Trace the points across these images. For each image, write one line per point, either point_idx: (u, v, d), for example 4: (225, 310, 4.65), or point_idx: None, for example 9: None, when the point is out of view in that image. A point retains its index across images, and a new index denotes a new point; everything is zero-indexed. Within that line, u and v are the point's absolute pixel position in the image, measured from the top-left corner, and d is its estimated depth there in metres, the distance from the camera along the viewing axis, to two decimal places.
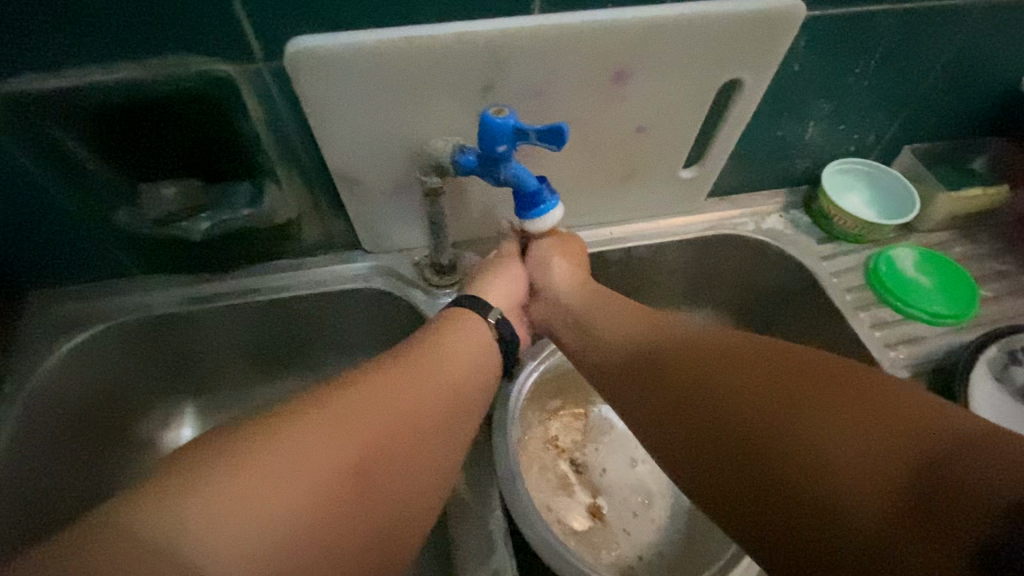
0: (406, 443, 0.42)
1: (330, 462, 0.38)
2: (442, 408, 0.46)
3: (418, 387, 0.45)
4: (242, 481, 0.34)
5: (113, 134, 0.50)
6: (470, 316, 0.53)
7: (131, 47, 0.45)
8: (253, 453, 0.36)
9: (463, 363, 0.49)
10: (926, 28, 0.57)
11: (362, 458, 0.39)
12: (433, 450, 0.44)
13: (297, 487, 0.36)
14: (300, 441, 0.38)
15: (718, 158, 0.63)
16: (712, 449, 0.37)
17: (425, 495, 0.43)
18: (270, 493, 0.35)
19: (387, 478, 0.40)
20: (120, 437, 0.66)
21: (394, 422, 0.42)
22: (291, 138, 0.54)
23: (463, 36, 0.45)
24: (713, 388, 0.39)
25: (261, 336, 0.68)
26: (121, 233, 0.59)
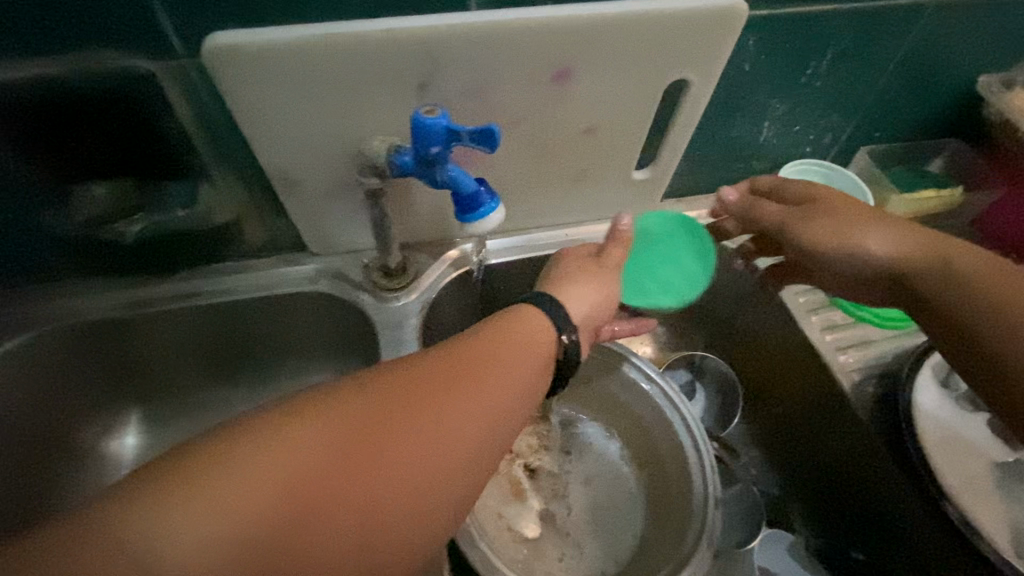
0: (428, 460, 0.35)
1: (330, 476, 0.32)
2: (486, 426, 0.38)
3: (460, 399, 0.38)
4: (222, 479, 0.29)
5: (32, 133, 0.48)
6: (533, 318, 0.45)
7: (42, 42, 0.43)
8: (241, 444, 0.31)
9: (514, 369, 0.41)
10: (877, 28, 0.56)
11: (366, 475, 0.33)
12: (457, 470, 0.36)
13: (288, 498, 0.30)
14: (303, 441, 0.32)
15: (671, 159, 0.61)
16: (969, 341, 0.46)
17: (436, 524, 0.35)
18: (253, 500, 0.30)
19: (394, 499, 0.34)
20: (58, 447, 0.63)
21: (423, 434, 0.35)
22: (223, 136, 0.52)
23: (392, 33, 0.43)
24: (933, 276, 0.49)
25: (207, 341, 0.66)
26: (50, 236, 0.56)
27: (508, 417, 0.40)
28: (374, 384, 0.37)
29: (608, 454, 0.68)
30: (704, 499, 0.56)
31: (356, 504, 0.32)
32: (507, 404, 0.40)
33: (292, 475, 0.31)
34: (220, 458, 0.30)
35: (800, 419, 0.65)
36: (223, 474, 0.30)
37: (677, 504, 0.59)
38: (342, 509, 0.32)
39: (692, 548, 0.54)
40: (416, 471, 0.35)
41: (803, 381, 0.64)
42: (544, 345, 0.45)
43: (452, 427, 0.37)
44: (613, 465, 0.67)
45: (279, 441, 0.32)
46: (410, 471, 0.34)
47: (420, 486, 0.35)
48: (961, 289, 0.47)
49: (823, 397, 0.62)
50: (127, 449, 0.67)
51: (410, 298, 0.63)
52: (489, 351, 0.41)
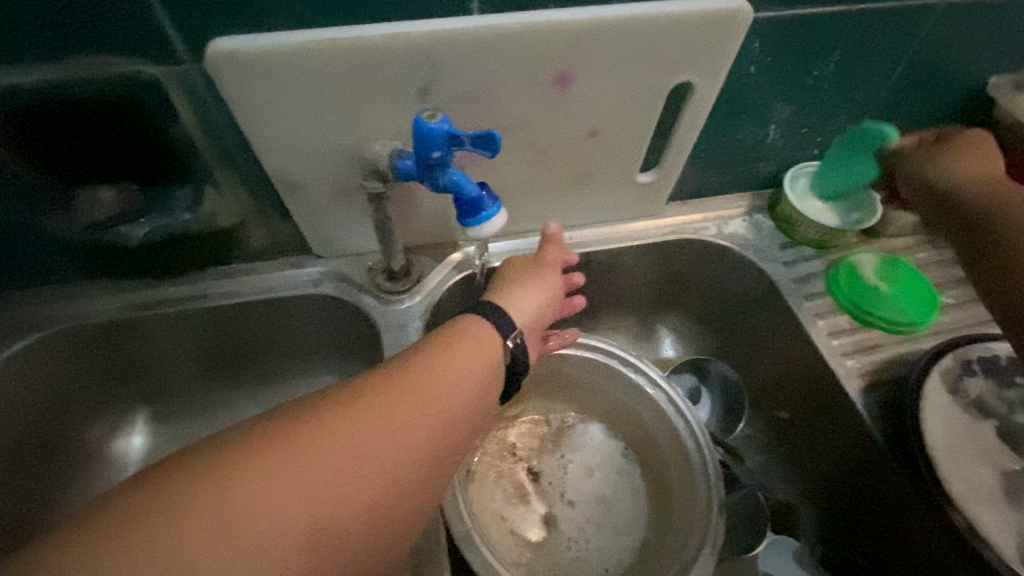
0: (386, 478, 0.35)
1: (293, 509, 0.31)
2: (438, 441, 0.38)
3: (414, 419, 0.38)
4: (185, 531, 0.29)
5: (40, 138, 0.48)
6: (477, 324, 0.46)
7: (47, 48, 0.43)
8: (195, 490, 0.30)
9: (465, 384, 0.41)
10: (885, 29, 0.55)
11: (330, 502, 0.33)
12: (414, 484, 0.37)
13: (256, 537, 0.30)
14: (259, 480, 0.31)
15: (676, 161, 0.61)
16: (984, 249, 0.51)
17: (399, 534, 0.36)
18: (220, 547, 0.29)
19: (358, 519, 0.34)
20: (65, 447, 0.63)
21: (379, 457, 0.35)
22: (227, 140, 0.52)
23: (394, 38, 0.44)
24: (972, 190, 0.55)
25: (213, 343, 0.66)
26: (57, 239, 0.56)
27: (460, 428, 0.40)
28: (320, 411, 0.36)
29: (610, 456, 0.67)
30: (709, 505, 0.56)
31: (323, 528, 0.32)
32: (459, 414, 0.40)
33: (256, 515, 0.30)
34: (178, 509, 0.29)
35: (800, 424, 0.65)
36: (184, 525, 0.29)
37: (681, 508, 0.59)
38: (311, 534, 0.32)
39: (695, 553, 0.54)
40: (376, 490, 0.35)
41: (812, 384, 0.63)
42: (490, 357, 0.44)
43: (406, 444, 0.37)
44: (618, 464, 0.66)
45: (238, 484, 0.31)
46: (370, 490, 0.35)
47: (379, 503, 0.35)
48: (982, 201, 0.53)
49: (832, 403, 0.61)
50: (133, 449, 0.67)
51: (413, 301, 0.63)
52: (437, 365, 0.41)
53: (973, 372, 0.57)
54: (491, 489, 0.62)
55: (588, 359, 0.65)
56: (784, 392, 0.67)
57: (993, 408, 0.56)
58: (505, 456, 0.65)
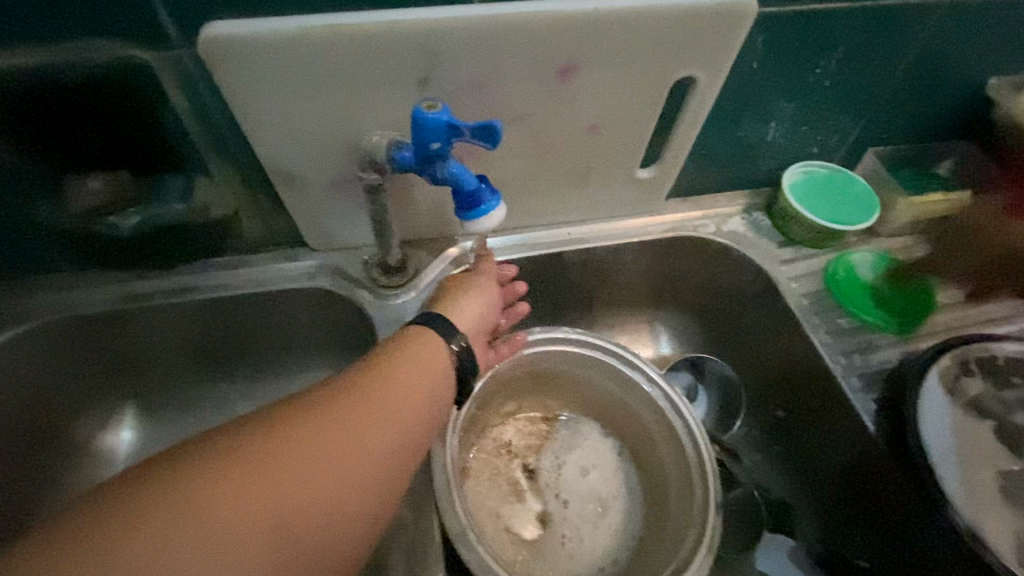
0: (347, 480, 0.35)
1: (252, 514, 0.31)
2: (394, 444, 0.39)
3: (369, 422, 0.38)
4: (144, 539, 0.28)
5: (27, 123, 0.47)
6: (431, 337, 0.47)
7: (36, 30, 0.42)
8: (153, 501, 0.30)
9: (418, 388, 0.42)
10: (889, 27, 0.55)
11: (290, 505, 0.33)
12: (375, 486, 0.37)
13: (217, 543, 0.30)
14: (216, 487, 0.31)
15: (677, 157, 0.60)
16: None
17: (363, 538, 0.36)
18: (180, 553, 0.29)
19: (320, 523, 0.34)
20: (52, 441, 0.62)
21: (337, 460, 0.36)
22: (222, 129, 0.51)
23: (394, 26, 0.43)
24: None
25: (204, 337, 0.65)
26: (46, 229, 0.55)
27: (415, 428, 0.41)
28: (278, 418, 0.36)
29: (607, 455, 0.66)
30: (705, 504, 0.56)
31: (284, 531, 0.32)
32: (412, 419, 0.41)
33: (214, 520, 0.30)
34: (138, 518, 0.29)
35: (798, 424, 0.65)
36: (144, 535, 0.29)
37: (678, 507, 0.59)
38: (272, 537, 0.32)
39: (691, 551, 0.53)
40: (336, 491, 0.35)
41: (813, 382, 0.63)
42: (441, 367, 0.45)
43: (364, 448, 0.37)
44: (613, 462, 0.66)
45: (196, 493, 0.31)
46: (331, 492, 0.35)
47: (341, 504, 0.35)
48: None
49: (832, 400, 0.60)
50: (122, 445, 0.66)
51: (409, 296, 0.62)
52: (387, 375, 0.42)
53: (971, 372, 0.57)
54: (486, 486, 0.62)
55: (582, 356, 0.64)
56: (784, 391, 0.66)
57: (991, 409, 0.56)
58: (501, 453, 0.65)
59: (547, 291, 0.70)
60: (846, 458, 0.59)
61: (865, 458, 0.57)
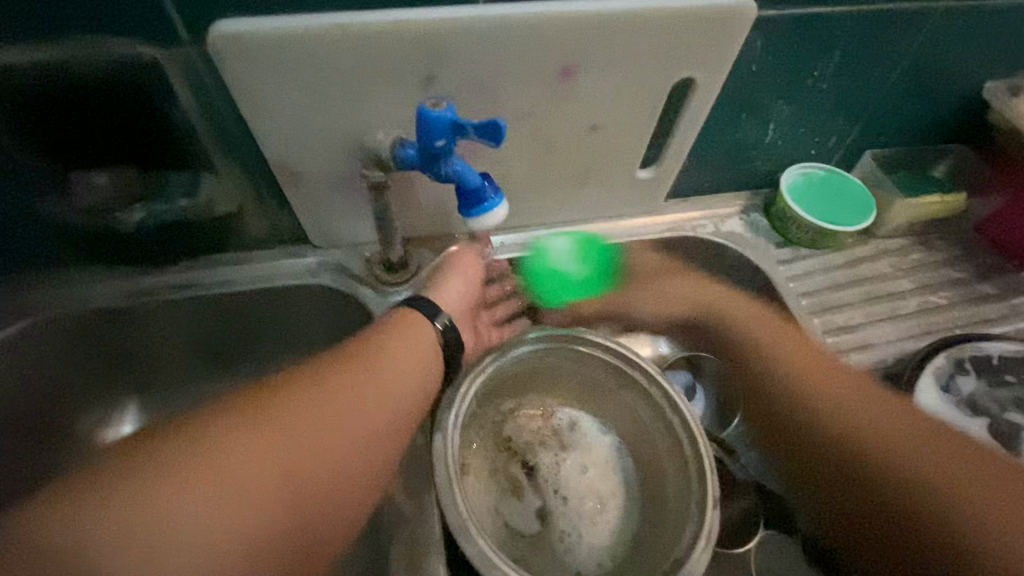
0: (342, 445, 0.43)
1: (252, 476, 0.39)
2: (379, 415, 0.46)
3: (357, 398, 0.46)
4: (178, 493, 0.37)
5: (35, 119, 0.48)
6: (414, 320, 0.53)
7: (47, 27, 0.42)
8: (184, 462, 0.38)
9: (401, 365, 0.49)
10: (885, 30, 0.56)
11: (296, 464, 0.41)
12: (366, 450, 0.44)
13: (239, 493, 0.38)
14: (236, 449, 0.40)
15: (676, 157, 0.61)
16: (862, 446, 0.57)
17: (361, 491, 0.43)
18: (202, 504, 0.37)
19: (324, 477, 0.42)
20: (56, 435, 0.63)
21: (331, 428, 0.43)
22: (227, 126, 0.51)
23: (399, 26, 0.43)
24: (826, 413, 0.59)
25: (207, 333, 0.66)
26: (52, 226, 0.56)
27: (399, 404, 0.48)
28: (283, 395, 0.44)
29: (606, 451, 0.67)
30: (703, 501, 0.56)
31: (293, 483, 0.40)
32: (393, 395, 0.48)
33: (231, 477, 0.39)
34: (172, 479, 0.38)
35: None
36: (181, 488, 0.37)
37: (676, 504, 0.59)
38: (283, 488, 0.40)
39: (689, 546, 0.54)
40: (333, 452, 0.43)
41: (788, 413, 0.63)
42: (423, 346, 0.52)
43: (352, 418, 0.44)
44: (612, 459, 0.66)
45: (219, 455, 0.39)
46: (329, 454, 0.42)
47: (339, 464, 0.42)
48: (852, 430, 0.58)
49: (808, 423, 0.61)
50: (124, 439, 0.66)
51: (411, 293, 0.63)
52: (373, 357, 0.49)
53: (965, 370, 0.58)
54: (486, 483, 0.62)
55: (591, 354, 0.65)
56: (760, 424, 0.66)
57: (984, 407, 0.58)
58: (501, 450, 0.65)
59: None
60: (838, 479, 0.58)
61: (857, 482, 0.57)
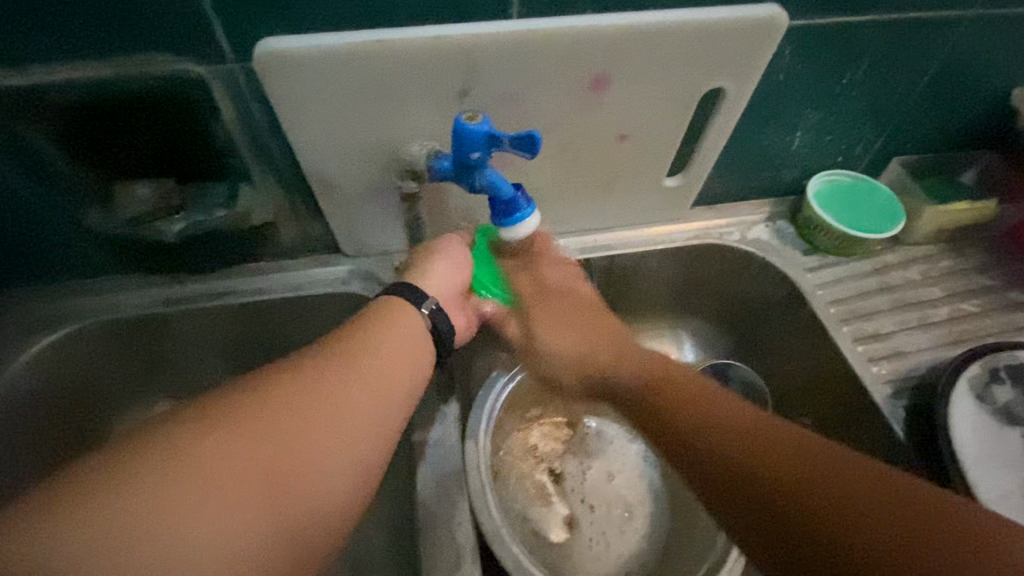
0: (331, 442, 0.39)
1: (240, 468, 0.34)
2: (372, 413, 0.42)
3: (349, 394, 0.42)
4: (134, 494, 0.31)
5: (85, 132, 0.49)
6: (400, 308, 0.50)
7: (101, 46, 0.44)
8: (147, 460, 0.32)
9: (391, 359, 0.45)
10: (916, 37, 0.56)
11: (278, 462, 0.36)
12: (358, 451, 0.40)
13: (209, 494, 0.33)
14: (209, 448, 0.34)
15: (703, 166, 0.61)
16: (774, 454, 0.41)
17: (347, 493, 0.39)
18: (180, 500, 0.32)
19: (306, 480, 0.37)
20: (92, 438, 0.64)
21: (320, 426, 0.39)
22: (265, 138, 0.53)
23: (437, 40, 0.44)
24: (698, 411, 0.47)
25: (239, 339, 0.67)
26: (95, 234, 0.58)
27: (393, 391, 0.44)
28: (267, 392, 0.39)
29: (633, 459, 0.66)
30: None
31: (273, 486, 0.35)
32: (387, 380, 0.44)
33: (213, 468, 0.34)
34: (134, 473, 0.32)
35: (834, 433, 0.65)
36: (140, 488, 0.31)
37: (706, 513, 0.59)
38: (262, 488, 0.35)
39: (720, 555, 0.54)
40: (319, 452, 0.38)
41: (718, 453, 0.43)
42: (412, 336, 0.49)
43: (344, 415, 0.40)
44: (638, 466, 0.66)
45: (188, 454, 0.34)
46: (317, 453, 0.38)
47: (327, 465, 0.38)
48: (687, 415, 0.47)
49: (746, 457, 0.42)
50: None
51: None
52: (360, 345, 0.45)
53: (1001, 379, 0.57)
54: (513, 489, 0.63)
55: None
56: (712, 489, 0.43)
57: (1021, 416, 0.56)
58: (528, 457, 0.65)
59: None
60: (798, 521, 0.37)
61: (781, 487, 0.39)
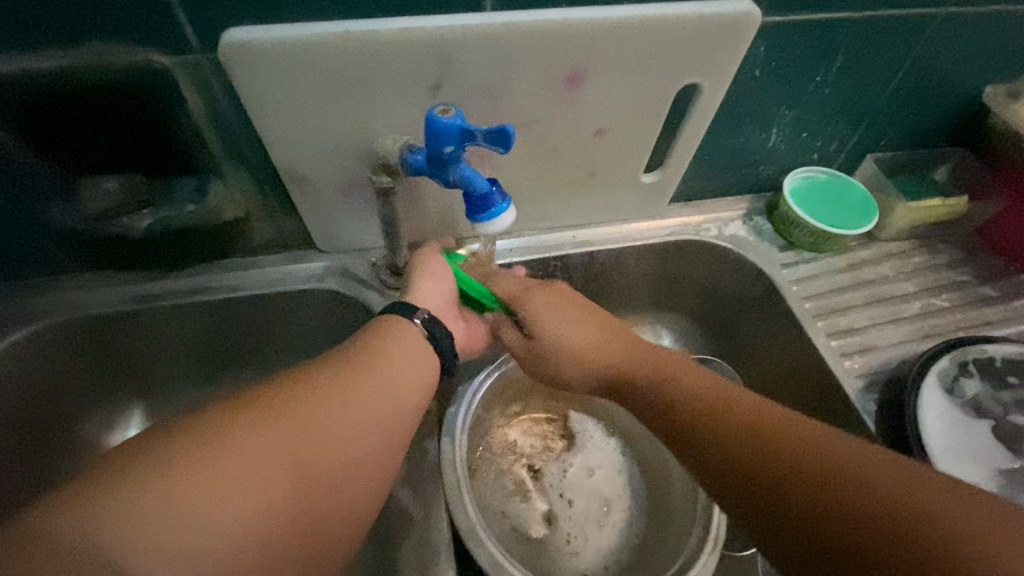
0: (347, 442, 0.40)
1: (269, 470, 0.35)
2: (383, 415, 0.43)
3: (361, 396, 0.42)
4: (163, 494, 0.31)
5: (45, 124, 0.48)
6: (407, 321, 0.50)
7: (59, 35, 0.43)
8: (170, 459, 0.32)
9: (408, 368, 0.46)
10: (888, 36, 0.56)
11: (300, 462, 0.37)
12: (369, 452, 0.41)
13: (231, 490, 0.33)
14: (232, 448, 0.34)
15: (680, 162, 0.62)
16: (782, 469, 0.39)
17: (363, 496, 0.40)
18: (213, 497, 0.32)
19: (326, 479, 0.38)
20: (61, 440, 0.63)
21: (336, 427, 0.40)
22: (234, 132, 0.52)
23: (409, 33, 0.44)
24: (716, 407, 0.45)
25: (212, 337, 0.66)
26: (60, 230, 0.56)
27: (408, 401, 0.45)
28: (276, 394, 0.39)
29: (613, 455, 0.65)
30: (710, 503, 0.56)
31: (297, 483, 0.36)
32: (404, 391, 0.45)
33: (243, 467, 0.34)
34: (160, 472, 0.32)
35: None
36: (156, 485, 0.31)
37: (683, 508, 0.59)
38: (282, 493, 0.35)
39: (695, 549, 0.54)
40: (337, 453, 0.39)
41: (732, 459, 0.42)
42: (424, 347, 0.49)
43: (356, 416, 0.41)
44: (617, 462, 0.65)
45: (212, 454, 0.34)
46: (334, 453, 0.39)
47: (343, 465, 0.39)
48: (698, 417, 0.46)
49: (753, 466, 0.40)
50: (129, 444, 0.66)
51: None
52: (378, 354, 0.46)
53: (969, 374, 0.58)
54: (491, 486, 0.63)
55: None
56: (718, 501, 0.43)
57: (988, 410, 0.57)
58: (507, 454, 0.65)
59: None
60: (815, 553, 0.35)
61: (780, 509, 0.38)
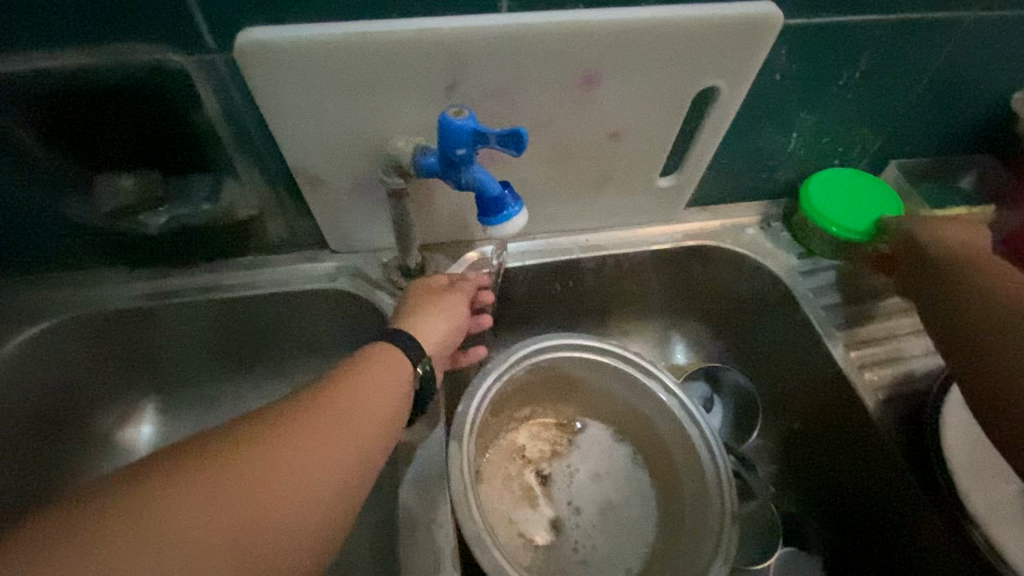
0: (304, 496, 0.36)
1: (209, 510, 0.32)
2: (345, 444, 0.39)
3: (324, 438, 0.39)
4: (87, 546, 0.29)
5: (62, 121, 0.48)
6: (384, 347, 0.48)
7: (79, 34, 0.43)
8: (116, 508, 0.31)
9: (376, 391, 0.44)
10: (915, 39, 0.55)
11: (250, 514, 0.34)
12: (332, 481, 0.37)
13: (163, 533, 0.31)
14: (180, 501, 0.32)
15: (698, 166, 0.61)
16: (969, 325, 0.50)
17: (325, 531, 0.37)
18: (144, 542, 0.30)
19: (279, 523, 0.35)
20: (78, 434, 0.63)
21: (288, 468, 0.36)
22: (249, 131, 0.52)
23: (425, 33, 0.43)
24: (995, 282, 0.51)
25: (226, 335, 0.66)
26: (78, 226, 0.57)
27: (376, 428, 0.42)
28: (241, 432, 0.37)
29: (622, 465, 0.66)
30: (721, 515, 0.55)
31: (245, 543, 0.33)
32: (372, 417, 0.42)
33: (180, 508, 0.32)
34: (102, 524, 0.30)
35: (824, 447, 0.64)
36: (86, 531, 0.30)
37: (692, 518, 0.58)
38: (223, 533, 0.32)
39: (707, 561, 0.53)
40: (293, 504, 0.35)
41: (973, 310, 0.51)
42: (398, 370, 0.47)
43: (314, 461, 0.37)
44: (627, 467, 0.66)
45: (146, 503, 0.31)
46: (290, 508, 0.35)
47: (298, 520, 0.35)
48: (965, 273, 0.53)
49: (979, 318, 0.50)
50: (142, 438, 0.67)
51: None
52: (344, 382, 0.43)
53: None
54: (499, 490, 0.62)
55: (619, 369, 0.63)
56: (926, 291, 0.56)
57: None
58: (516, 458, 0.65)
59: (565, 297, 0.70)
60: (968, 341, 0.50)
61: (952, 310, 0.52)
